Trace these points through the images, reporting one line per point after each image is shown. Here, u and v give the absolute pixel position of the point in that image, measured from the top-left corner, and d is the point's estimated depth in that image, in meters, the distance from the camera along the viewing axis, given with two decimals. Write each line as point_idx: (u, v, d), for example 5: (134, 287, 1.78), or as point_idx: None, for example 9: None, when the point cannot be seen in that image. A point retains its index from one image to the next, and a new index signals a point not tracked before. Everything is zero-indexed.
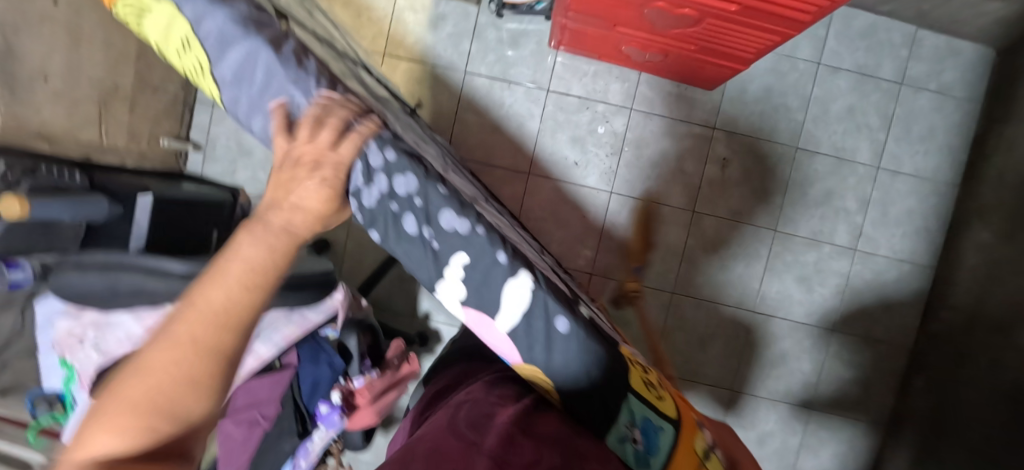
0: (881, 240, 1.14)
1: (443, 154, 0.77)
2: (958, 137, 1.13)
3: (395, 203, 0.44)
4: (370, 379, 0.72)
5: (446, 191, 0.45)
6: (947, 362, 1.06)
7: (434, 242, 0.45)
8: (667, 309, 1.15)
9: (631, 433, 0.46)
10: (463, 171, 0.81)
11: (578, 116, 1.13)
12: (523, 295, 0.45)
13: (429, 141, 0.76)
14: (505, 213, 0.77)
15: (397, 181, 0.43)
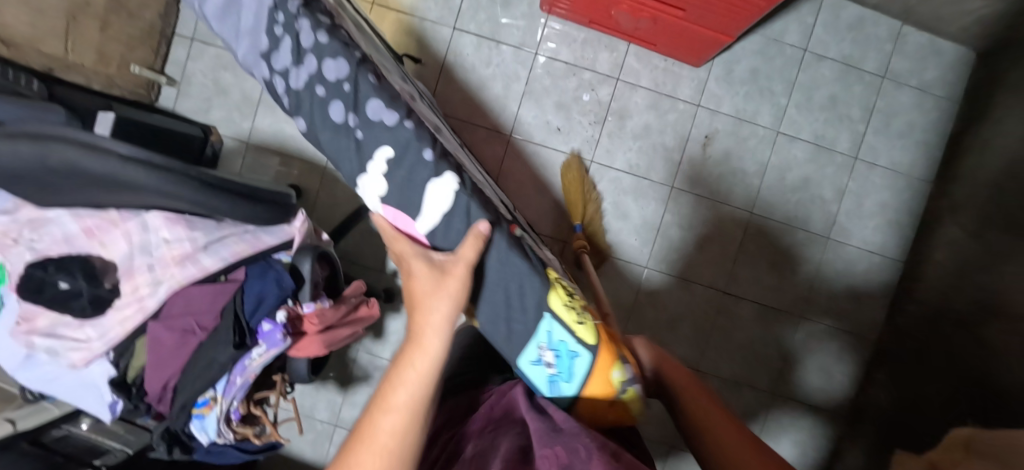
0: (854, 230, 1.15)
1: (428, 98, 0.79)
2: (935, 135, 1.15)
3: (323, 88, 0.52)
4: (321, 307, 0.66)
5: (377, 82, 0.51)
6: (909, 354, 1.06)
7: (360, 131, 0.51)
8: (639, 284, 1.14)
9: (544, 357, 0.46)
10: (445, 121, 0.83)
11: (564, 81, 1.13)
12: (446, 195, 0.47)
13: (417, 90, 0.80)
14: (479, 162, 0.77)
15: (326, 66, 0.52)
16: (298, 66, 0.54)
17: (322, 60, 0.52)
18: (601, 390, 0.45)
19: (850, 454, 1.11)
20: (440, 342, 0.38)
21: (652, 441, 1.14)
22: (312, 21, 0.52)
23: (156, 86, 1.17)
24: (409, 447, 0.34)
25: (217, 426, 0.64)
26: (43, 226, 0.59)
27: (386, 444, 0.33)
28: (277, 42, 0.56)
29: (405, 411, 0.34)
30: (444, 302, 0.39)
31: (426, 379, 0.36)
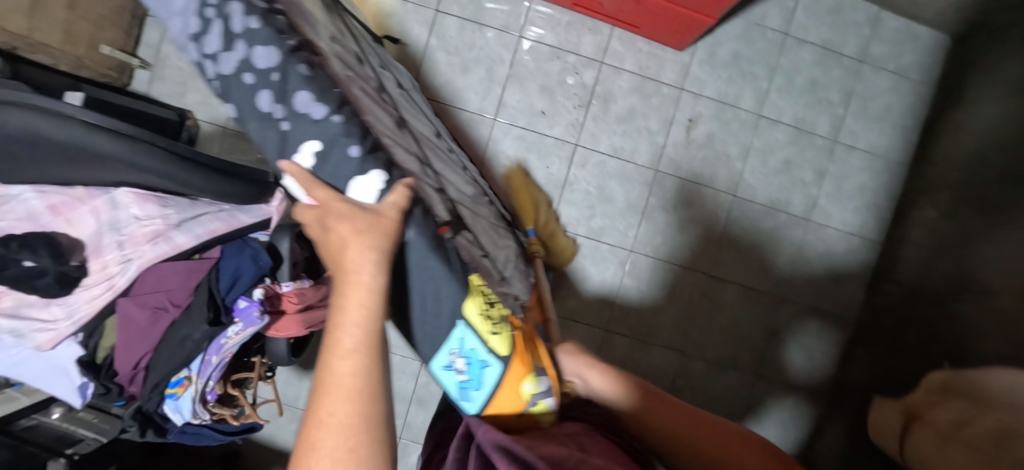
0: (834, 212, 1.17)
1: (396, 89, 0.79)
2: (911, 119, 1.18)
3: (251, 75, 0.44)
4: (300, 287, 0.66)
5: (310, 74, 0.44)
6: (888, 332, 1.08)
7: (285, 123, 0.44)
8: (624, 268, 1.15)
9: (455, 363, 0.46)
10: (415, 109, 0.82)
11: (548, 65, 1.12)
12: (371, 191, 0.43)
13: (388, 78, 0.80)
14: (443, 158, 0.78)
15: (256, 52, 0.43)
16: (225, 51, 0.44)
17: (253, 46, 0.43)
18: (509, 403, 0.46)
19: (830, 431, 1.14)
20: (383, 279, 0.35)
21: None
22: (243, 5, 0.43)
23: (128, 68, 1.14)
24: (376, 388, 0.32)
25: (192, 406, 0.63)
26: (7, 203, 0.56)
27: (353, 387, 0.31)
28: (205, 24, 0.44)
29: (364, 353, 0.32)
30: (378, 241, 0.37)
31: (373, 321, 0.33)
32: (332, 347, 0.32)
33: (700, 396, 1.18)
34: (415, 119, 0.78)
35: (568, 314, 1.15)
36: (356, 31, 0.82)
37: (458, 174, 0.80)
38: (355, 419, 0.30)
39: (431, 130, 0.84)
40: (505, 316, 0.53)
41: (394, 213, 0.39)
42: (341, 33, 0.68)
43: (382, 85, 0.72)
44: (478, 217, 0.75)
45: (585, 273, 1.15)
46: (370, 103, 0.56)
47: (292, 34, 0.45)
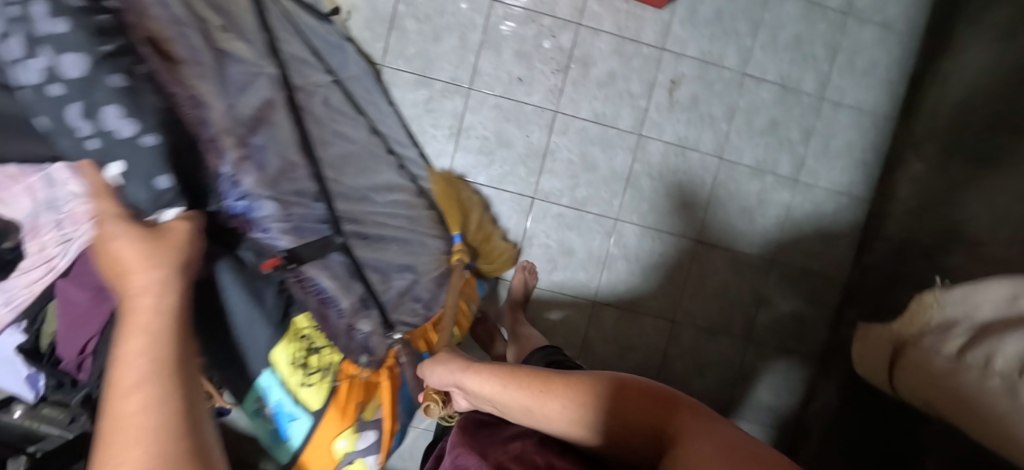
0: (821, 172, 1.14)
1: (319, 93, 0.78)
2: (898, 72, 1.14)
3: (58, 86, 0.35)
4: None
5: (128, 85, 0.38)
6: (878, 290, 1.07)
7: (91, 142, 0.37)
8: (611, 237, 1.12)
9: (263, 406, 0.66)
10: (342, 112, 0.82)
11: (523, 29, 1.07)
12: None
13: (313, 78, 0.77)
14: (357, 171, 0.79)
15: (61, 58, 0.35)
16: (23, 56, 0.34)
17: (58, 51, 0.34)
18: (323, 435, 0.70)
19: (823, 392, 1.13)
20: (173, 301, 0.33)
21: None
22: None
23: None
24: (179, 414, 0.28)
25: None
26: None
27: (146, 421, 0.26)
28: None
29: (153, 381, 0.28)
30: (163, 258, 0.34)
31: (163, 340, 0.30)
32: (112, 380, 0.28)
33: (692, 363, 1.16)
34: (334, 127, 0.77)
35: (555, 287, 1.12)
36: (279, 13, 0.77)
37: (370, 187, 0.81)
38: (159, 456, 0.25)
39: (360, 132, 0.85)
40: (333, 363, 0.71)
41: (176, 237, 0.38)
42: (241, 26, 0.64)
43: (292, 87, 0.70)
44: (378, 239, 0.79)
45: (571, 244, 1.11)
46: (238, 120, 0.55)
47: (113, 37, 0.38)
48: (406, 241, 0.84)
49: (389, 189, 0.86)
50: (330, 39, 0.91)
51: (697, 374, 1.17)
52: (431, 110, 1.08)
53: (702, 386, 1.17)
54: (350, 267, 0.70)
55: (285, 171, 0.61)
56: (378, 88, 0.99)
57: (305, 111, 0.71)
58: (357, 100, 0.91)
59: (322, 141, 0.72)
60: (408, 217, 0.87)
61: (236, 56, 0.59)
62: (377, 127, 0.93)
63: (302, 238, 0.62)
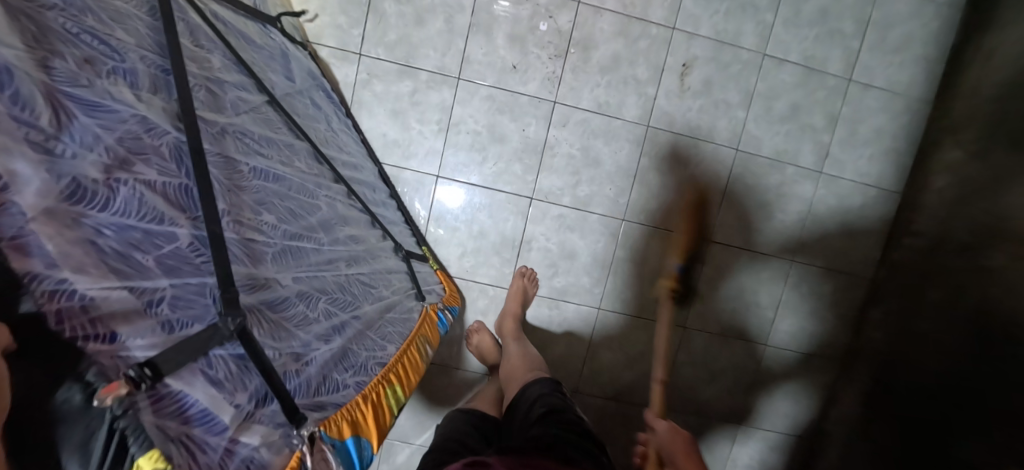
0: (848, 162, 1.04)
1: (247, 111, 0.61)
2: (937, 48, 1.02)
3: None
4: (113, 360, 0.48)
5: None
6: (905, 291, 1.00)
7: None
8: (617, 238, 1.03)
9: None
10: (271, 142, 0.63)
11: (516, 9, 0.95)
12: None
13: (248, 100, 0.62)
14: (281, 215, 0.58)
15: None
16: None
17: None
18: None
19: (844, 400, 1.06)
20: None
21: (639, 404, 1.09)
22: None
23: None
24: None
25: None
26: None
27: None
28: None
29: None
30: None
31: None
32: None
33: (706, 370, 1.09)
34: (249, 160, 0.57)
35: (556, 295, 1.04)
36: (189, 20, 0.59)
37: (296, 232, 0.59)
38: None
39: (301, 159, 0.68)
40: None
41: None
42: (116, 37, 0.47)
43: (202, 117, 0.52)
44: (306, 309, 0.54)
45: (574, 247, 1.03)
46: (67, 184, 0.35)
47: None
48: (343, 298, 0.61)
49: (343, 222, 0.71)
50: (272, 46, 0.78)
51: (709, 381, 1.10)
52: (416, 103, 0.97)
53: (714, 392, 1.10)
54: (247, 363, 0.44)
55: (135, 242, 0.39)
56: (332, 101, 0.89)
57: (203, 143, 0.51)
58: (296, 119, 0.72)
59: (224, 190, 0.50)
60: (349, 256, 0.68)
61: (75, 93, 0.39)
62: (320, 150, 0.74)
63: (173, 338, 0.38)
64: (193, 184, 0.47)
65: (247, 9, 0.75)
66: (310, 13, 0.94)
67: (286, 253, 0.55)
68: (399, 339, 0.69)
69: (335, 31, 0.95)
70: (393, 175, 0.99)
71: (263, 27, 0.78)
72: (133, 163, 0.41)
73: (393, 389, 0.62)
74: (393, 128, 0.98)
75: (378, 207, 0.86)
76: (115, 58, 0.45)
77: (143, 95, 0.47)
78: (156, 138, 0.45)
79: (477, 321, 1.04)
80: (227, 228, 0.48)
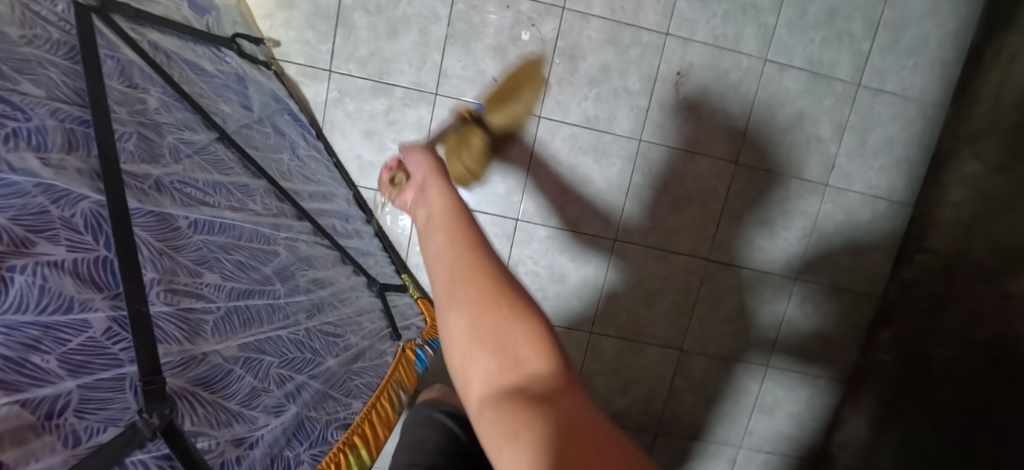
0: (856, 174, 0.97)
1: (191, 155, 0.57)
2: (955, 48, 0.94)
3: None
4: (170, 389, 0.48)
5: None
6: (919, 311, 0.94)
7: None
8: (609, 259, 0.97)
9: None
10: (221, 187, 0.59)
11: (497, 17, 0.88)
12: None
13: (193, 141, 0.58)
14: (229, 270, 0.54)
15: None
16: None
17: None
18: None
19: (851, 424, 1.01)
20: None
21: (633, 430, 1.04)
22: None
23: None
24: None
25: None
26: None
27: None
28: None
29: None
30: None
31: None
32: None
33: (703, 394, 1.04)
34: (189, 212, 0.52)
35: None
36: (118, 57, 0.54)
37: (247, 289, 0.54)
38: None
39: (257, 200, 0.64)
40: None
41: None
42: (20, 90, 0.42)
43: (126, 173, 0.48)
44: (253, 379, 0.51)
45: (562, 270, 0.97)
46: None
47: None
48: (300, 357, 0.58)
49: (306, 265, 0.66)
50: (229, 72, 0.72)
51: (708, 405, 1.05)
52: (391, 122, 0.91)
53: (713, 417, 1.05)
54: (174, 464, 0.40)
55: (33, 342, 0.34)
56: (300, 124, 0.84)
57: (129, 202, 0.46)
58: (253, 154, 0.68)
59: (155, 255, 0.46)
60: (313, 305, 0.64)
61: None
62: (280, 185, 0.70)
63: (79, 451, 0.34)
64: (113, 256, 0.43)
65: (195, 33, 0.69)
66: (275, 28, 0.87)
67: (231, 317, 0.51)
68: (368, 393, 0.67)
69: (303, 47, 0.88)
70: (370, 199, 0.94)
71: (215, 51, 0.72)
72: (35, 242, 0.37)
73: (357, 453, 0.60)
74: (368, 149, 0.92)
75: (350, 238, 0.81)
76: (18, 118, 0.40)
77: (49, 157, 0.42)
78: (67, 208, 0.41)
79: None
80: (157, 300, 0.44)
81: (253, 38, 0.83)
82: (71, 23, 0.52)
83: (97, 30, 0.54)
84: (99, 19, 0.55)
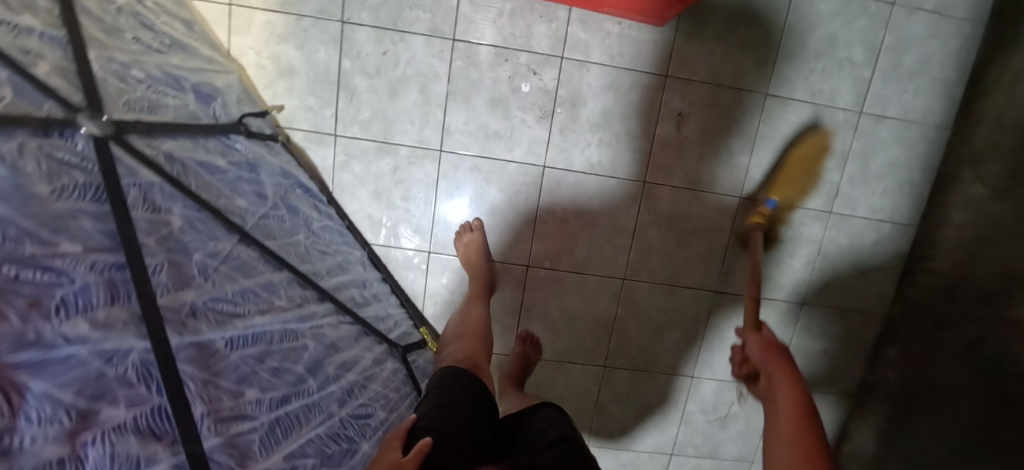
0: (859, 199, 0.98)
1: (217, 266, 0.60)
2: (958, 67, 0.93)
3: None
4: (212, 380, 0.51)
5: None
6: (923, 331, 0.96)
7: None
8: (619, 296, 1.00)
9: None
10: (248, 292, 0.62)
11: (496, 71, 0.89)
12: None
13: (217, 251, 0.61)
14: (266, 381, 0.57)
15: None
16: None
17: None
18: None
19: (859, 439, 1.06)
20: None
21: (650, 452, 1.10)
22: None
23: None
24: None
25: None
26: None
27: None
28: None
29: None
30: None
31: None
32: None
33: (715, 416, 1.08)
34: (224, 331, 0.55)
35: (561, 357, 1.02)
36: (140, 182, 0.57)
37: (283, 396, 0.58)
38: None
39: (281, 294, 0.67)
40: None
41: None
42: (60, 252, 0.44)
43: (163, 308, 0.51)
44: None
45: (573, 310, 1.00)
46: None
47: None
48: (339, 450, 0.61)
49: (332, 350, 0.70)
50: (240, 160, 0.74)
51: (721, 426, 1.09)
52: (399, 181, 0.93)
53: (726, 438, 1.10)
54: None
55: None
56: (312, 195, 0.86)
57: (171, 340, 0.49)
58: (272, 245, 0.70)
59: (200, 387, 0.49)
60: (344, 390, 0.68)
61: (24, 357, 0.37)
62: (301, 271, 0.72)
63: None
64: (167, 401, 0.46)
65: (203, 127, 0.70)
66: (278, 97, 0.89)
67: (274, 429, 0.55)
68: None
69: (306, 114, 0.89)
70: (383, 255, 0.97)
71: (224, 140, 0.74)
72: (97, 410, 0.40)
73: None
74: (378, 209, 0.94)
75: (368, 304, 0.84)
76: (62, 283, 0.43)
77: (96, 315, 0.45)
78: (119, 365, 0.44)
79: (476, 219, 0.94)
80: (211, 432, 0.48)
81: (258, 113, 0.84)
82: (93, 160, 0.53)
83: (117, 160, 0.56)
84: (116, 145, 0.56)
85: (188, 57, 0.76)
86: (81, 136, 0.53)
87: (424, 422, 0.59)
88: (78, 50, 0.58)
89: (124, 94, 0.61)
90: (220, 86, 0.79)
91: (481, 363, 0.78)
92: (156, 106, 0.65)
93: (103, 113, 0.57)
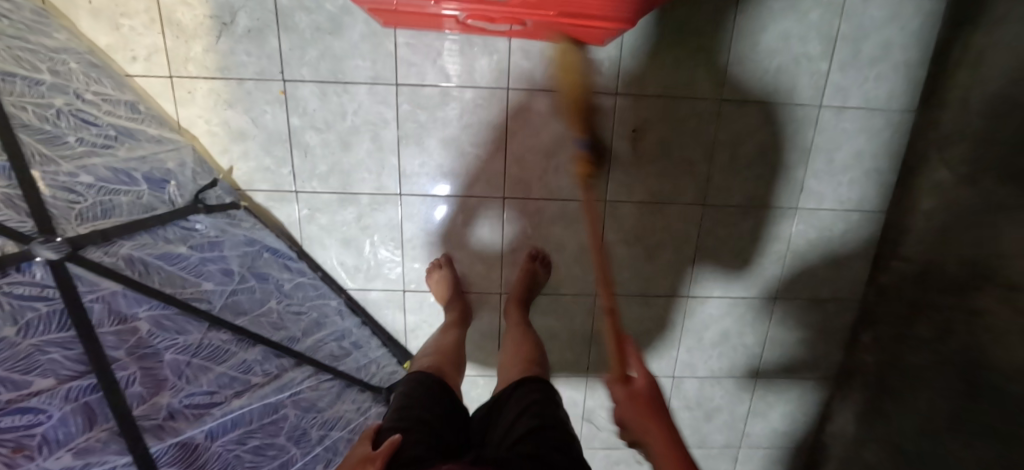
0: (825, 192, 0.97)
1: (190, 361, 0.63)
2: (921, 48, 0.89)
3: None
4: (190, 458, 0.56)
5: None
6: (896, 318, 0.97)
7: None
8: (593, 312, 1.03)
9: None
10: (227, 378, 0.67)
11: (444, 111, 0.88)
12: None
13: (187, 345, 0.65)
14: (249, 459, 0.62)
15: None
16: None
17: None
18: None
19: (841, 419, 1.10)
20: None
21: None
22: None
23: None
24: None
25: None
26: None
27: None
28: None
29: None
30: None
31: None
32: None
33: (700, 410, 1.13)
34: (202, 425, 0.60)
35: None
36: (101, 294, 0.58)
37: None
38: None
39: (257, 370, 0.72)
40: None
41: None
42: (35, 390, 0.47)
43: (141, 422, 0.54)
44: None
45: (551, 330, 1.04)
46: None
47: None
48: None
49: (312, 417, 0.75)
50: (202, 241, 0.78)
51: (706, 418, 1.14)
52: (365, 227, 0.96)
53: (712, 428, 1.15)
54: None
55: None
56: (280, 257, 0.92)
57: (151, 446, 0.53)
58: (241, 322, 0.74)
59: None
60: (327, 452, 0.73)
61: None
62: (277, 342, 0.77)
63: None
64: None
65: (160, 218, 0.73)
66: (235, 161, 0.91)
67: None
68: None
69: (265, 174, 0.92)
70: (361, 298, 1.02)
71: (183, 224, 0.77)
72: None
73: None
74: (349, 256, 0.98)
75: (347, 354, 0.91)
76: (41, 421, 0.46)
77: (76, 443, 0.48)
78: None
79: (444, 255, 0.97)
80: None
81: (214, 184, 0.87)
82: (53, 285, 0.54)
83: (76, 278, 0.57)
84: (76, 264, 0.58)
85: (136, 144, 0.77)
86: (39, 265, 0.54)
87: (391, 422, 0.62)
88: (21, 174, 0.56)
89: (73, 206, 0.61)
90: (173, 167, 0.81)
91: (448, 370, 0.80)
92: (108, 209, 0.66)
93: (57, 234, 0.57)
